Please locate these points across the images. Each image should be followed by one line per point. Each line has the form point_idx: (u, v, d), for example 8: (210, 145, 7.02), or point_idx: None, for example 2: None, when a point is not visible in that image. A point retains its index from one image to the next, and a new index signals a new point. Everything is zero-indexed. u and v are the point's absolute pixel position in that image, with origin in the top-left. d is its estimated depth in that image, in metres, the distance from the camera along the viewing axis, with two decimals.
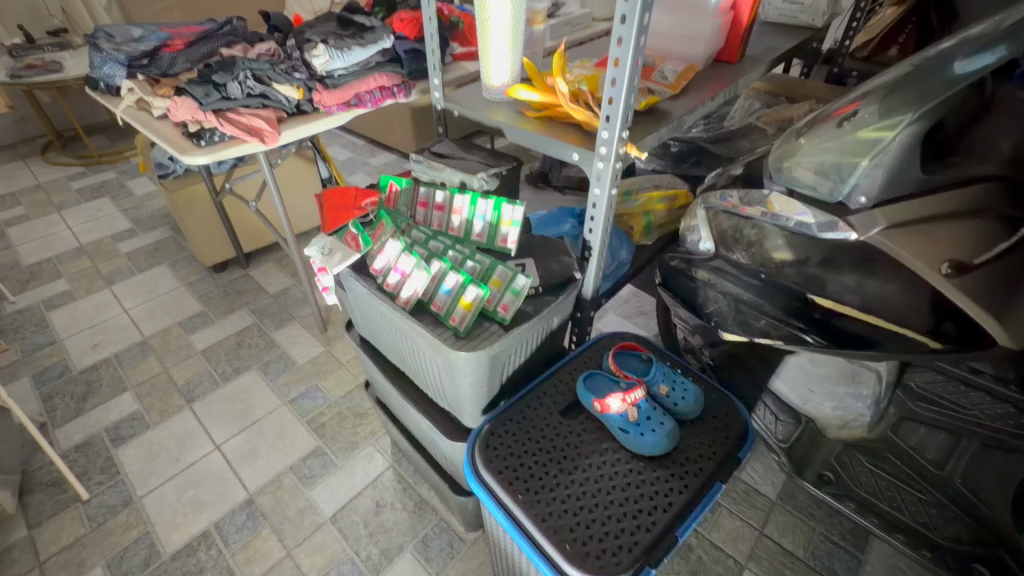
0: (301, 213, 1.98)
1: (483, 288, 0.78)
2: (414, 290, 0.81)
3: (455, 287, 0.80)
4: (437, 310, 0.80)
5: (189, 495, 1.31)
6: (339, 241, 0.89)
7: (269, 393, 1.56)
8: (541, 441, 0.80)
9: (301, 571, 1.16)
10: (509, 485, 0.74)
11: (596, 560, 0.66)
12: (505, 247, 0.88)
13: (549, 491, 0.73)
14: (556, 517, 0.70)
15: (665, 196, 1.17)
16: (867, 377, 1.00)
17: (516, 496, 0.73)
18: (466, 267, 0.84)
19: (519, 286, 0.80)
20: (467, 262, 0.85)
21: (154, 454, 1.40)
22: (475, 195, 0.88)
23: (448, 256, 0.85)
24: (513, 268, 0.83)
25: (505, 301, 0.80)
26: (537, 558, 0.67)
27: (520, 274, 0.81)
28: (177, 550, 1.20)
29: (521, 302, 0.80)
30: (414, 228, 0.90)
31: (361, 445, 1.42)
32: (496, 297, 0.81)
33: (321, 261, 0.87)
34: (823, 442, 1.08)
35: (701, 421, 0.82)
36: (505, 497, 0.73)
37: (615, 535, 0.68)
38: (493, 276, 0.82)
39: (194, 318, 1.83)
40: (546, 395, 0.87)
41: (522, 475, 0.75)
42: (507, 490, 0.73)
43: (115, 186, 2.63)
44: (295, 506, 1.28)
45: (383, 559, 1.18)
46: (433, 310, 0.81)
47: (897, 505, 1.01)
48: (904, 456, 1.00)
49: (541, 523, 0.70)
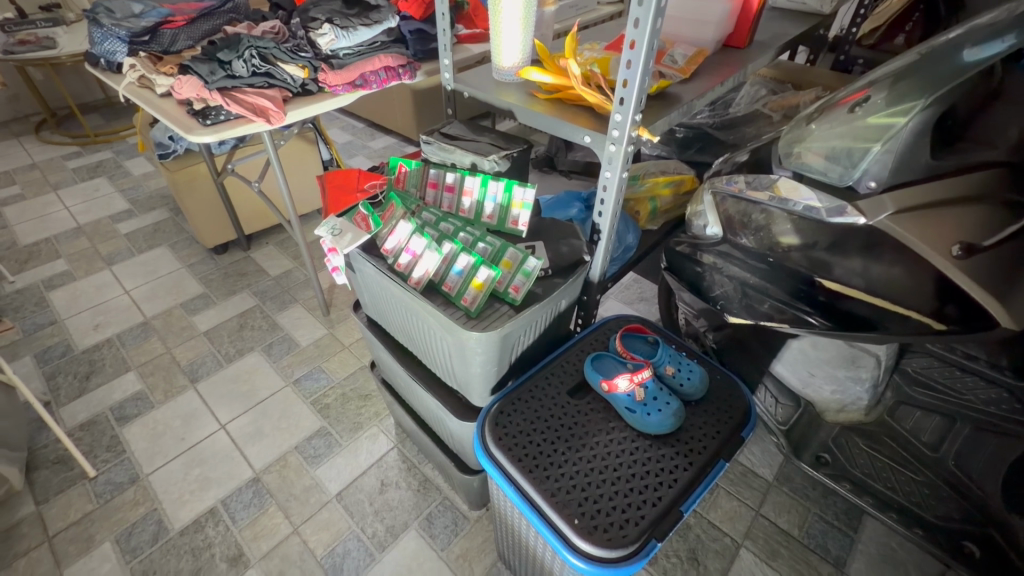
0: (303, 195, 1.97)
1: (495, 269, 0.79)
2: (426, 270, 0.81)
3: (466, 268, 0.81)
4: (449, 291, 0.81)
5: (195, 474, 1.32)
6: (349, 222, 0.90)
7: (272, 374, 1.57)
8: (549, 419, 0.82)
9: (308, 547, 1.19)
10: (519, 462, 0.76)
11: (604, 533, 0.68)
12: (515, 229, 0.89)
13: (557, 468, 0.75)
14: (564, 492, 0.72)
15: (671, 181, 1.18)
16: (866, 361, 1.02)
17: (526, 473, 0.74)
18: (477, 249, 0.85)
19: (530, 268, 0.81)
20: (478, 244, 0.85)
21: (159, 433, 1.41)
22: (487, 177, 0.88)
23: (459, 238, 0.86)
24: (524, 250, 0.83)
25: (516, 282, 0.81)
26: (545, 531, 0.69)
27: (531, 256, 0.82)
28: (185, 525, 1.22)
29: (532, 283, 0.81)
30: (424, 209, 0.90)
31: (365, 426, 1.44)
32: (507, 278, 0.82)
33: (331, 241, 0.87)
34: (821, 425, 1.11)
35: (706, 401, 0.84)
36: (514, 473, 0.75)
37: (622, 509, 0.71)
38: (504, 258, 0.83)
39: (196, 300, 1.83)
40: (554, 375, 0.89)
41: (531, 452, 0.77)
42: (517, 467, 0.75)
43: (112, 165, 2.60)
44: (301, 484, 1.30)
45: (388, 536, 1.21)
46: (444, 290, 0.82)
47: (891, 485, 1.02)
48: (898, 439, 1.04)
49: (550, 498, 0.72)
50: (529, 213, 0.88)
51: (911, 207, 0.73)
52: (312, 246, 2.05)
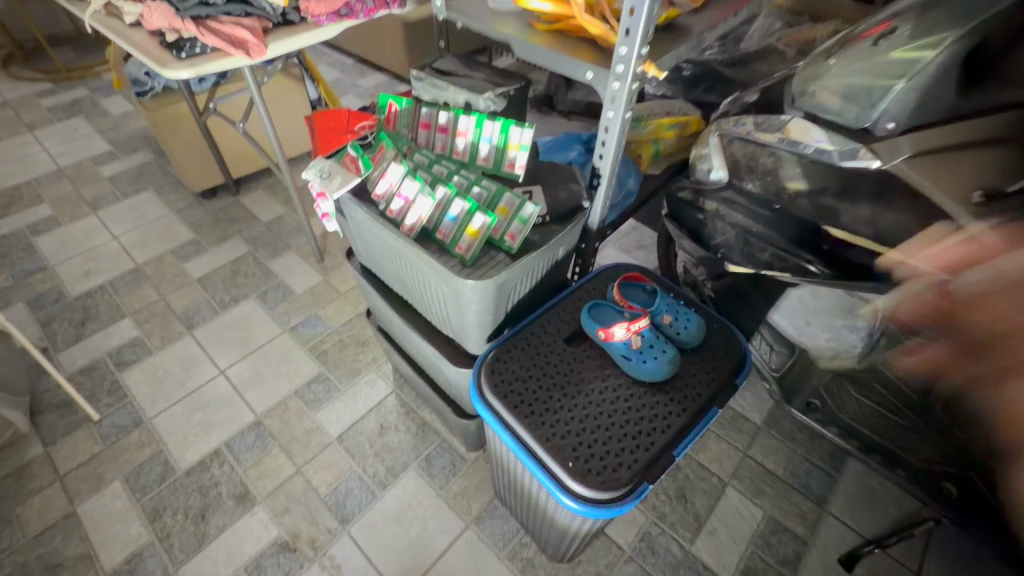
0: (292, 136, 1.89)
1: (490, 216, 0.76)
2: (419, 216, 0.78)
3: (461, 214, 0.78)
4: (443, 238, 0.79)
5: (198, 417, 1.35)
6: (338, 164, 0.86)
7: (269, 321, 1.57)
8: (545, 366, 0.82)
9: (312, 486, 1.23)
10: (515, 408, 0.77)
11: (597, 476, 0.70)
12: (512, 173, 0.85)
13: (553, 414, 0.76)
14: (559, 437, 0.73)
15: (676, 122, 1.13)
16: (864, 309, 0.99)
17: (522, 419, 0.75)
18: (472, 194, 0.81)
19: (527, 214, 0.78)
20: (473, 188, 0.82)
21: (160, 378, 1.43)
22: (482, 116, 0.83)
23: (453, 183, 0.82)
24: (521, 195, 0.80)
25: (512, 229, 0.78)
26: (541, 474, 0.71)
27: (528, 202, 0.79)
28: (191, 466, 1.26)
29: (529, 230, 0.79)
30: (417, 151, 0.86)
31: (364, 372, 1.45)
32: (503, 225, 0.79)
33: (320, 185, 0.84)
34: (813, 373, 1.11)
35: (702, 350, 0.84)
36: (510, 419, 0.76)
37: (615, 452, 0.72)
38: (500, 204, 0.80)
39: (187, 246, 1.79)
40: (550, 322, 0.88)
41: (527, 399, 0.78)
42: (513, 413, 0.76)
43: (88, 104, 2.47)
44: (302, 427, 1.33)
45: (389, 475, 1.25)
46: (438, 238, 0.79)
47: (878, 430, 1.07)
48: (888, 385, 1.03)
49: (545, 443, 0.73)
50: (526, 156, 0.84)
51: (920, 151, 0.71)
52: (303, 191, 1.99)
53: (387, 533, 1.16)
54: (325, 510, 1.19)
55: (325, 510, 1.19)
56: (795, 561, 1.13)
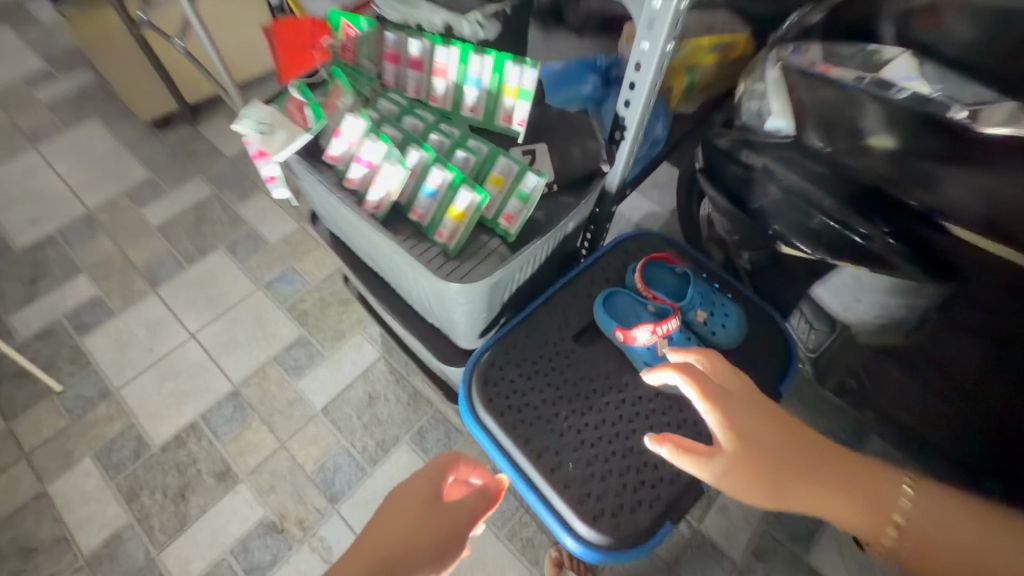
0: (250, 52, 1.59)
1: (480, 192, 0.58)
2: (386, 191, 0.60)
3: (441, 188, 0.59)
4: (418, 220, 0.60)
5: (170, 387, 1.24)
6: (279, 113, 0.65)
7: (241, 277, 1.41)
8: (549, 374, 0.68)
9: (297, 462, 1.15)
10: (512, 431, 0.64)
11: (612, 519, 0.59)
12: (509, 128, 0.65)
13: (558, 438, 0.63)
14: (563, 469, 0.61)
15: (717, 43, 0.88)
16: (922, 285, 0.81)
17: (521, 445, 0.63)
18: (454, 158, 0.62)
19: (528, 188, 0.59)
20: (455, 148, 0.62)
21: (124, 344, 1.30)
22: (467, 47, 0.62)
23: (428, 140, 0.62)
24: (521, 160, 0.61)
25: (509, 209, 0.60)
26: (543, 513, 0.60)
27: (531, 171, 0.60)
28: (166, 442, 1.17)
29: (531, 210, 0.60)
30: (381, 94, 0.66)
31: (348, 334, 1.32)
32: (497, 202, 0.61)
33: (258, 143, 0.64)
34: (851, 349, 0.97)
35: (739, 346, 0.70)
36: (505, 445, 0.63)
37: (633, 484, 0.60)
38: (493, 173, 0.61)
39: (142, 188, 1.58)
40: (556, 313, 0.72)
41: (527, 418, 0.64)
42: (509, 437, 0.63)
43: (14, 8, 2.10)
44: (284, 398, 1.23)
45: (379, 450, 1.17)
46: (412, 219, 0.61)
47: (915, 415, 0.94)
48: (935, 363, 0.87)
49: (549, 476, 0.61)
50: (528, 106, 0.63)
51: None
52: None
53: None
54: (313, 489, 1.12)
55: (313, 488, 1.12)
56: (808, 539, 1.08)
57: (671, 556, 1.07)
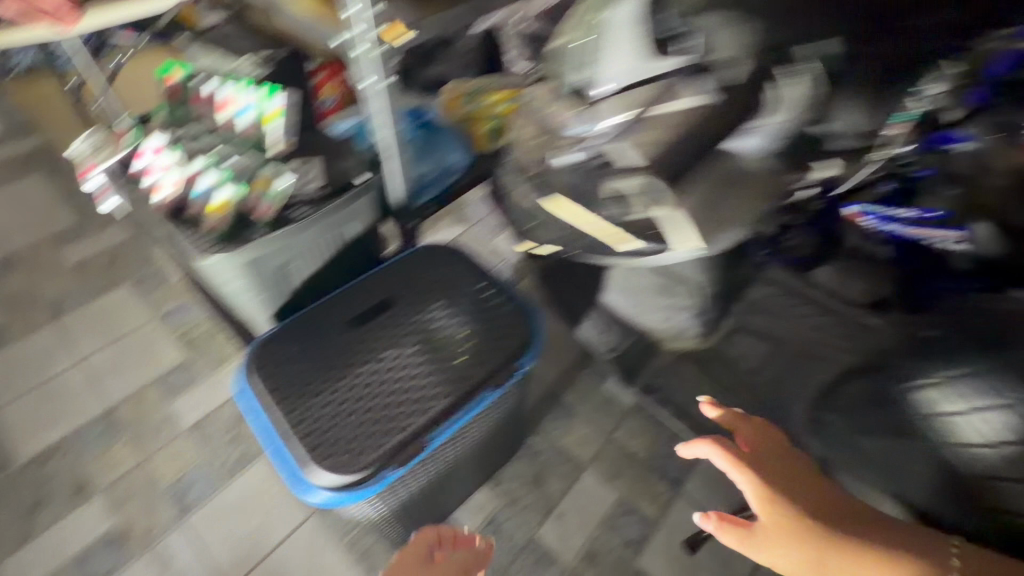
0: None
1: (239, 188, 0.80)
2: (169, 187, 0.80)
3: (212, 185, 0.80)
4: (198, 210, 0.80)
5: (47, 408, 1.30)
6: (110, 137, 0.88)
7: (139, 307, 1.50)
8: (314, 349, 0.79)
9: (157, 476, 1.19)
10: (273, 390, 0.74)
11: (339, 461, 0.68)
12: (272, 143, 0.84)
13: (303, 394, 0.74)
14: (303, 406, 0.73)
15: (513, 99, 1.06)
16: (684, 290, 0.98)
17: (275, 399, 0.74)
18: (230, 162, 0.82)
19: (281, 188, 0.80)
20: (232, 157, 0.83)
21: (15, 368, 1.37)
22: (244, 82, 0.85)
23: (215, 152, 0.84)
24: (282, 166, 0.82)
25: (266, 204, 0.80)
26: (275, 439, 0.71)
27: (285, 176, 0.81)
28: (32, 458, 1.21)
29: (284, 204, 0.80)
30: (189, 121, 0.88)
31: (231, 359, 1.40)
32: (256, 198, 0.80)
33: (92, 157, 0.86)
34: (657, 353, 1.11)
35: (494, 321, 0.83)
36: (267, 402, 0.74)
37: (347, 432, 0.71)
38: (261, 175, 0.82)
39: (65, 232, 1.69)
40: (337, 304, 0.85)
41: (283, 378, 0.76)
42: (271, 395, 0.74)
43: None
44: (158, 416, 1.29)
45: (239, 464, 1.21)
46: (194, 209, 0.80)
47: (704, 407, 1.09)
48: (723, 364, 1.09)
49: (296, 425, 0.71)
50: (285, 121, 0.84)
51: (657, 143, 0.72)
52: None
53: (228, 522, 1.13)
54: (165, 502, 1.15)
55: (165, 501, 1.16)
56: (640, 543, 1.13)
57: (506, 561, 1.11)
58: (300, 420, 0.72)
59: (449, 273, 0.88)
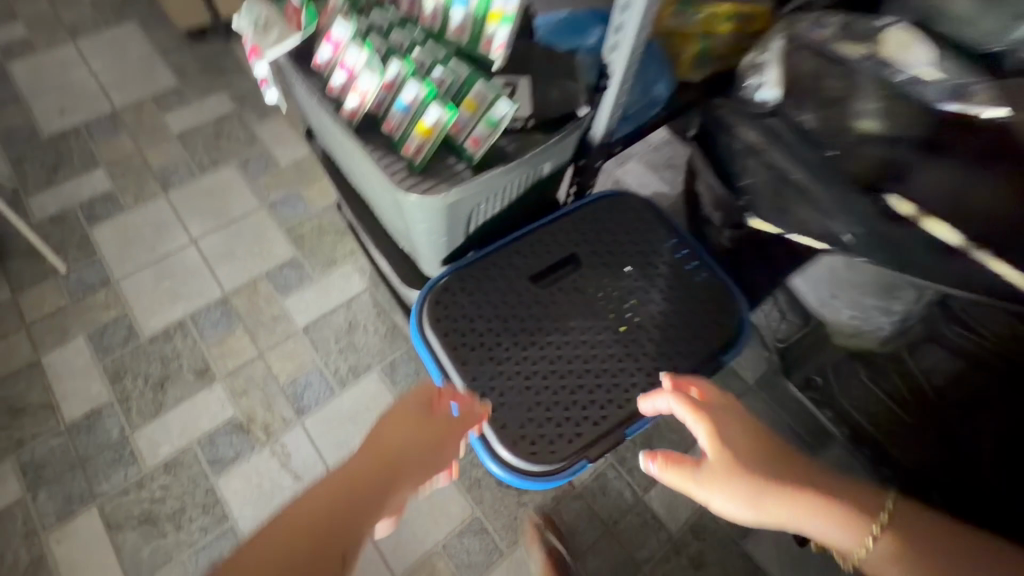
0: None
1: (447, 111, 0.68)
2: (361, 98, 0.71)
3: (413, 103, 0.70)
4: (390, 131, 0.71)
5: (166, 286, 1.30)
6: (277, 15, 0.77)
7: (247, 193, 1.44)
8: (498, 309, 0.77)
9: (272, 373, 1.20)
10: (456, 353, 0.74)
11: (529, 445, 0.69)
12: (488, 54, 0.73)
13: (490, 363, 0.73)
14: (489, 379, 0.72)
15: (739, 13, 0.86)
16: (906, 292, 0.84)
17: (460, 365, 0.73)
18: (433, 76, 0.72)
19: (496, 115, 0.68)
20: (435, 69, 0.72)
21: (131, 238, 1.36)
22: None
23: (410, 54, 0.74)
24: (496, 90, 0.69)
25: (477, 133, 0.69)
26: None
27: (502, 99, 0.68)
28: (155, 334, 1.23)
29: (497, 136, 0.68)
30: (376, 9, 0.79)
31: (339, 263, 1.34)
32: (467, 125, 0.69)
33: (253, 39, 0.76)
34: (826, 347, 1.01)
35: (697, 320, 0.76)
36: (450, 366, 0.74)
37: (540, 426, 0.70)
38: (468, 97, 0.70)
39: (168, 95, 1.59)
40: (518, 253, 0.80)
41: (467, 342, 0.74)
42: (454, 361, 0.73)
43: None
44: (269, 312, 1.27)
45: (350, 374, 1.21)
46: (385, 130, 0.72)
47: (876, 422, 0.96)
48: (906, 375, 0.92)
49: (481, 396, 0.72)
50: (510, 30, 0.70)
51: None
52: None
53: (341, 430, 1.15)
54: (282, 399, 1.17)
55: (282, 399, 1.17)
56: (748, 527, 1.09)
57: (610, 518, 1.09)
58: (488, 395, 0.72)
59: (641, 241, 0.81)
